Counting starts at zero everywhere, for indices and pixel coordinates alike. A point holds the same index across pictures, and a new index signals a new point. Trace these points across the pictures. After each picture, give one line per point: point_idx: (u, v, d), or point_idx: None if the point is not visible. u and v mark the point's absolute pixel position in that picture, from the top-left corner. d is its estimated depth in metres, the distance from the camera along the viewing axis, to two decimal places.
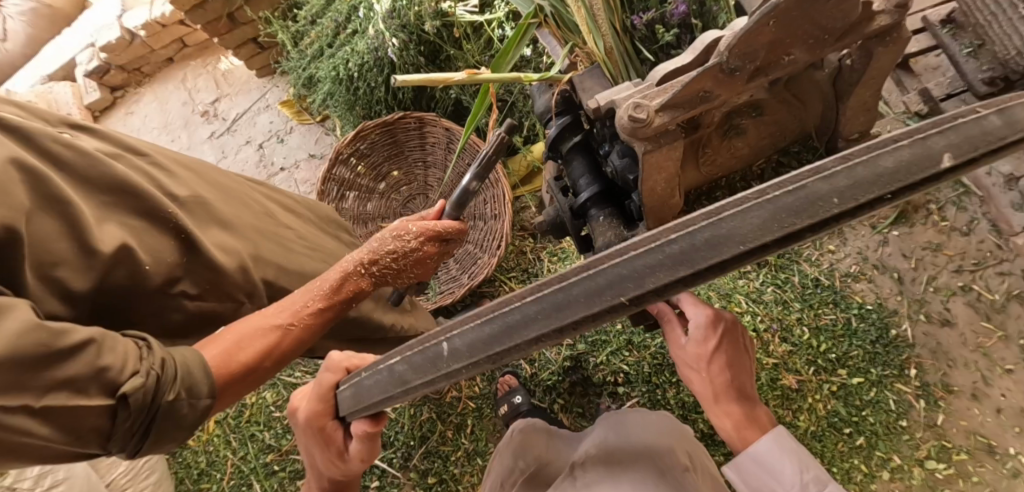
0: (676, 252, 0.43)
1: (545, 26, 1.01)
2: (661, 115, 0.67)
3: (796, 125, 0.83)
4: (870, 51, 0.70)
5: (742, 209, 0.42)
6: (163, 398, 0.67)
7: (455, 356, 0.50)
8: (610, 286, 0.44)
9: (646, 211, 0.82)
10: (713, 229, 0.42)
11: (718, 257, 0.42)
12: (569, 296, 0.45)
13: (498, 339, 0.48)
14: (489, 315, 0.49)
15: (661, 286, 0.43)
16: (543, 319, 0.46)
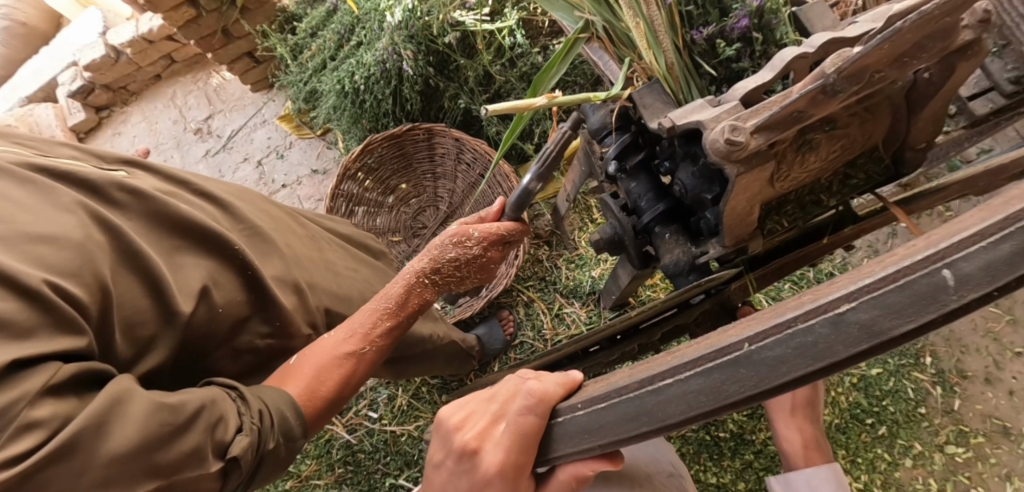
0: (856, 323, 0.34)
1: (594, 40, 1.00)
2: (756, 137, 0.66)
3: (868, 139, 0.82)
4: (951, 65, 0.70)
5: (934, 268, 0.33)
6: (264, 447, 0.73)
7: (600, 430, 0.44)
8: (776, 365, 0.36)
9: (723, 230, 0.81)
10: (906, 290, 0.33)
11: (911, 324, 0.33)
12: (726, 374, 0.37)
13: (644, 419, 0.41)
14: (632, 390, 0.42)
15: (842, 361, 0.35)
16: (698, 402, 0.38)
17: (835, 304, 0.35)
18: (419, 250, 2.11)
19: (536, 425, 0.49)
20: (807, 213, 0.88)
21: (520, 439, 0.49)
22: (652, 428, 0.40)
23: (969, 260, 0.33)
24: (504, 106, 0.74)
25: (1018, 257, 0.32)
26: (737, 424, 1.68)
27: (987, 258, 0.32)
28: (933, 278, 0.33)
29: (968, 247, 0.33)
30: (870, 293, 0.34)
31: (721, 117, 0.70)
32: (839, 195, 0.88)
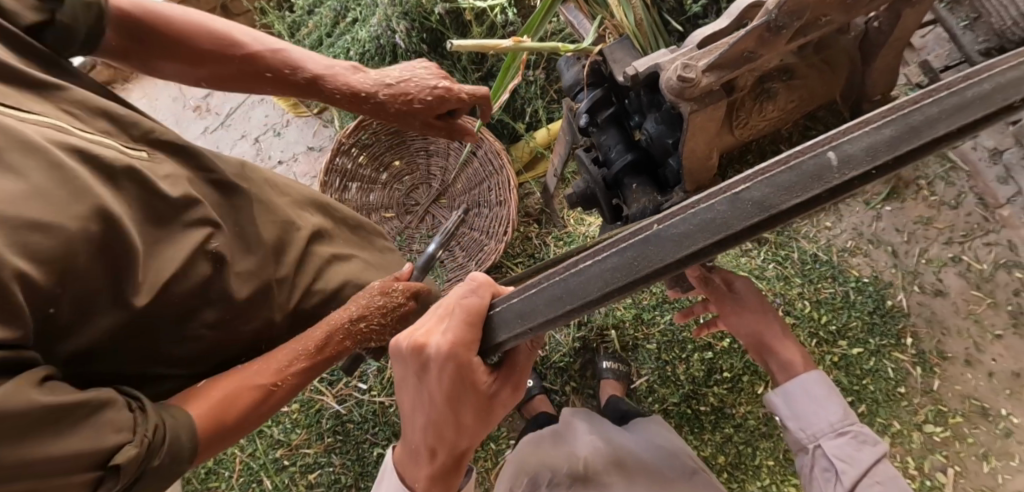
0: (750, 200, 0.41)
1: (570, 2, 1.05)
2: (708, 76, 0.70)
3: (827, 91, 0.85)
4: (897, 12, 0.73)
5: (823, 150, 0.40)
6: (150, 463, 0.60)
7: (530, 314, 0.49)
8: (680, 240, 0.42)
9: (684, 175, 0.85)
10: (792, 173, 0.40)
11: (799, 198, 0.40)
12: (643, 248, 0.43)
13: (570, 295, 0.46)
14: (560, 273, 0.47)
15: (740, 233, 0.41)
16: (618, 274, 0.44)
17: (735, 186, 0.41)
18: (410, 226, 2.16)
19: (479, 305, 0.53)
20: (768, 165, 0.91)
21: (466, 321, 0.52)
22: (573, 306, 0.45)
23: (852, 143, 0.40)
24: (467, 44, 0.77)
25: (894, 138, 0.40)
26: (718, 398, 1.71)
27: (867, 140, 0.40)
28: (818, 159, 0.40)
29: (853, 131, 0.41)
30: (765, 174, 0.41)
31: (676, 59, 0.73)
32: (800, 147, 0.91)
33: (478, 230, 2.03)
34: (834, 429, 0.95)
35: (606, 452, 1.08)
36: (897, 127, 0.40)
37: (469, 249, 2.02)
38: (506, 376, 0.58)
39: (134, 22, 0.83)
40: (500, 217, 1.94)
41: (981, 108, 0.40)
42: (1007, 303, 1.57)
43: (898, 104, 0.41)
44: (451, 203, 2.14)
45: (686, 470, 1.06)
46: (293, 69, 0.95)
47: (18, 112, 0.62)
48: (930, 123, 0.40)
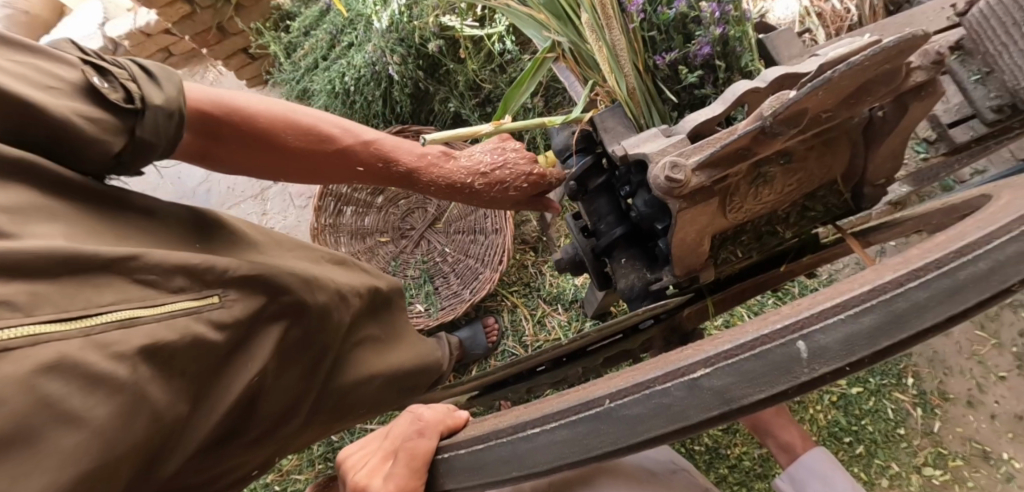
0: (709, 389, 0.37)
1: (561, 60, 1.02)
2: (698, 174, 0.66)
3: (826, 173, 0.81)
4: (904, 105, 0.69)
5: (791, 338, 0.36)
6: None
7: (479, 470, 0.45)
8: (633, 425, 0.38)
9: (672, 258, 0.81)
10: (755, 362, 0.36)
11: (763, 393, 0.36)
12: (591, 427, 0.40)
13: (515, 462, 0.43)
14: (508, 435, 0.44)
15: (697, 424, 0.37)
16: (564, 450, 0.40)
17: (693, 369, 0.37)
18: (405, 251, 2.13)
19: (421, 448, 0.50)
20: (763, 243, 0.88)
21: (410, 464, 0.50)
22: (521, 473, 0.42)
23: (826, 331, 0.36)
24: (444, 133, 0.80)
25: (875, 329, 0.36)
26: (713, 438, 1.65)
27: (844, 330, 0.36)
28: (787, 349, 0.36)
29: (832, 316, 0.36)
30: (728, 360, 0.37)
31: (667, 151, 0.69)
32: (798, 227, 0.88)
33: (474, 257, 2.00)
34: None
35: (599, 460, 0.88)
36: (879, 315, 0.36)
37: (464, 276, 1.99)
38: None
39: (209, 120, 0.78)
40: (496, 245, 1.91)
41: (971, 295, 0.37)
42: (1012, 344, 1.53)
43: (882, 284, 0.36)
44: (446, 229, 2.11)
45: (669, 467, 0.91)
46: (387, 162, 0.90)
47: (84, 320, 0.56)
48: (918, 310, 0.36)
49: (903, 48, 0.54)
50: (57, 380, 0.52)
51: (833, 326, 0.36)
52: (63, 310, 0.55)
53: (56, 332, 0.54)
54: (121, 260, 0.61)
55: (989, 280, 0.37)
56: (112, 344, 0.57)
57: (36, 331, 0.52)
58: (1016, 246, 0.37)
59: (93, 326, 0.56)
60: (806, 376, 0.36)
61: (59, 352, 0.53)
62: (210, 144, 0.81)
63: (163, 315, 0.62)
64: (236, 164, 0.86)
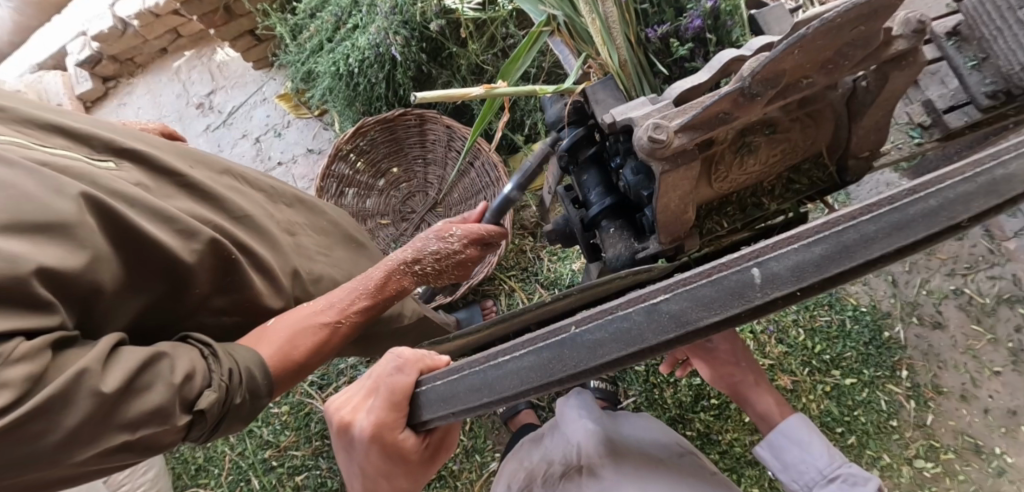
0: (667, 313, 0.40)
1: (556, 35, 1.05)
2: (680, 136, 0.67)
3: (811, 146, 0.83)
4: (886, 75, 0.70)
5: (746, 266, 0.39)
6: (231, 402, 0.72)
7: (452, 399, 0.47)
8: (594, 348, 0.41)
9: (660, 226, 0.83)
10: (711, 287, 0.39)
11: (717, 316, 0.39)
12: (557, 351, 0.41)
13: (484, 390, 0.44)
14: (477, 364, 0.45)
15: (655, 346, 0.40)
16: (532, 375, 0.42)
17: (653, 295, 0.40)
18: (406, 234, 2.15)
19: (401, 386, 0.51)
20: (748, 216, 0.89)
21: (391, 399, 0.51)
22: (492, 399, 0.43)
23: (779, 260, 0.39)
24: (435, 94, 0.82)
25: (824, 258, 0.39)
26: (704, 423, 1.63)
27: (796, 259, 0.39)
28: (742, 275, 0.39)
29: (784, 247, 0.39)
30: (685, 286, 0.40)
31: (651, 115, 0.71)
32: (784, 200, 0.89)
33: None
34: (824, 475, 1.02)
35: (596, 444, 0.94)
36: (829, 245, 0.39)
37: None
38: (439, 446, 0.58)
39: None
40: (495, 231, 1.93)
41: (919, 230, 0.39)
42: (1008, 339, 1.50)
43: (834, 218, 0.39)
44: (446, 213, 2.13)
45: (674, 452, 0.96)
46: None
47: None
48: (866, 242, 0.39)
49: (877, 8, 0.56)
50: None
51: (784, 254, 0.39)
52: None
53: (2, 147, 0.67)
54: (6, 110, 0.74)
55: (938, 217, 0.39)
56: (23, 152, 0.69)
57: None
58: (968, 186, 0.39)
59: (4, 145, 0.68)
60: (758, 301, 0.38)
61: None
62: None
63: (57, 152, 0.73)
64: None
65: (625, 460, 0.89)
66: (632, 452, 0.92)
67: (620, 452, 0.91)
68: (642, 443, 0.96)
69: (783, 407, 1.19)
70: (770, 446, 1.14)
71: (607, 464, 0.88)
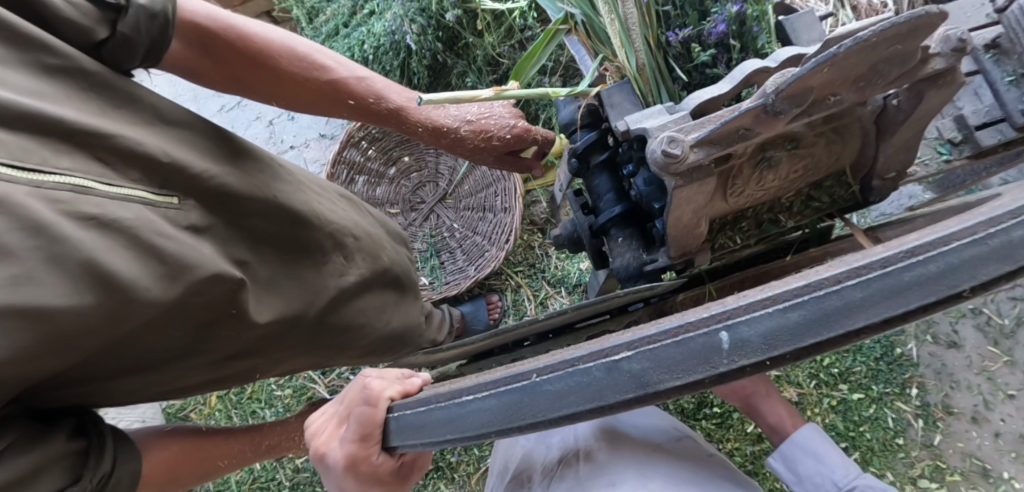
0: (629, 371, 0.38)
1: (573, 32, 1.04)
2: (696, 151, 0.64)
3: (834, 164, 0.79)
4: (919, 93, 0.66)
5: (715, 328, 0.37)
6: None
7: (420, 431, 0.46)
8: (555, 400, 0.39)
9: (669, 240, 0.81)
10: (678, 349, 0.37)
11: (680, 380, 0.37)
12: (520, 399, 0.40)
13: (451, 427, 0.43)
14: (445, 401, 0.45)
15: (631, 398, 0.38)
16: (494, 419, 0.41)
17: (616, 351, 0.38)
18: (414, 224, 2.14)
19: (372, 416, 0.51)
20: (763, 232, 0.87)
21: (359, 431, 0.51)
22: (454, 437, 0.43)
23: (751, 325, 0.36)
24: (443, 96, 0.79)
25: (801, 325, 0.36)
26: (706, 432, 1.60)
27: (769, 324, 0.36)
28: (710, 338, 0.37)
29: (758, 311, 0.37)
30: (649, 345, 0.38)
31: (666, 126, 0.68)
32: (802, 217, 0.86)
33: (481, 235, 2.01)
34: (840, 486, 0.99)
35: (594, 433, 0.89)
36: (808, 311, 0.36)
37: (471, 253, 2.01)
38: (416, 468, 0.57)
39: (203, 33, 0.79)
40: (504, 224, 1.92)
41: (944, 288, 0.36)
42: None
43: (820, 281, 0.37)
44: (456, 204, 2.12)
45: (670, 436, 0.93)
46: (378, 99, 0.93)
47: (37, 175, 0.56)
48: (852, 309, 0.36)
49: (917, 26, 0.52)
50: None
51: (758, 317, 0.36)
52: (16, 161, 0.55)
53: (8, 176, 0.53)
54: (90, 132, 0.61)
55: (972, 268, 0.36)
56: (62, 203, 0.57)
57: None
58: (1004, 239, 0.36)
59: (45, 184, 0.56)
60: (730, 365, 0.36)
61: (1, 192, 0.52)
62: (200, 61, 0.81)
63: (119, 194, 0.62)
64: (295, 99, 0.91)
65: (625, 448, 0.84)
66: (631, 437, 0.88)
67: (619, 439, 0.86)
68: (641, 430, 0.91)
69: (793, 420, 1.19)
70: (781, 457, 1.12)
71: (607, 453, 0.83)
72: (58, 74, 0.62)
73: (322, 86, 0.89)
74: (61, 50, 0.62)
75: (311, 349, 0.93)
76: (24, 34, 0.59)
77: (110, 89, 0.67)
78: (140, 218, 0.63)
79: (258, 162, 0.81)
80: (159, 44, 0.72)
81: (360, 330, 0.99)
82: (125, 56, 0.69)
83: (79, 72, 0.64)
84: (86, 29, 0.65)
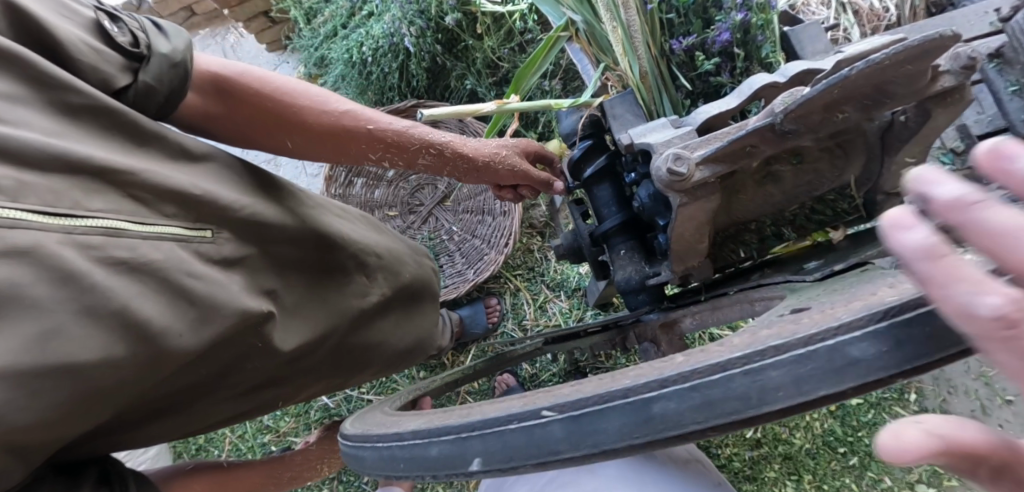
0: (658, 413, 0.40)
1: (574, 40, 1.03)
2: (702, 169, 0.64)
3: (838, 178, 0.78)
4: (927, 111, 0.66)
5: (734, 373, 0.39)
6: None
7: (457, 456, 0.49)
8: (591, 435, 0.42)
9: (672, 254, 0.80)
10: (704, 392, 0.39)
11: (700, 423, 0.39)
12: (561, 433, 0.43)
13: (491, 454, 0.46)
14: (482, 428, 0.47)
15: None
16: (535, 450, 0.44)
17: (646, 390, 0.41)
18: (413, 227, 2.13)
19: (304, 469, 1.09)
20: (766, 246, 0.86)
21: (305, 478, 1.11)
22: (498, 464, 0.46)
23: (777, 369, 0.38)
24: (444, 110, 0.78)
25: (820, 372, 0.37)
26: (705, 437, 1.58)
27: (793, 371, 0.38)
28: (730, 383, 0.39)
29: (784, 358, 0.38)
30: (677, 384, 0.40)
31: (672, 142, 0.67)
32: (806, 229, 0.85)
33: (480, 238, 2.01)
34: None
35: None
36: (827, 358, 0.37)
37: (469, 256, 2.01)
38: None
39: (220, 85, 0.83)
40: (503, 228, 1.91)
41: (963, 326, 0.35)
42: None
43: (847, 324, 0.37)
44: (455, 207, 2.11)
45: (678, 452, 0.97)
46: (391, 122, 0.91)
47: (68, 219, 0.60)
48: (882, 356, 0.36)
49: (929, 49, 0.51)
50: (18, 267, 0.56)
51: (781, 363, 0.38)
52: (48, 206, 0.59)
53: (38, 222, 0.58)
54: (116, 172, 0.65)
55: None
56: (93, 249, 0.61)
57: (18, 214, 0.56)
58: None
59: (74, 228, 0.60)
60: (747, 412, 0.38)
61: (34, 241, 0.57)
62: (219, 112, 0.85)
63: (150, 232, 0.66)
64: (309, 147, 0.90)
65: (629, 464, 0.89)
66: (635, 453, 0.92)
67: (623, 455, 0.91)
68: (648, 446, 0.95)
69: None
70: None
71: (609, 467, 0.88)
72: (85, 117, 0.66)
73: (335, 121, 0.88)
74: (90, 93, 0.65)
75: (333, 373, 0.96)
76: (52, 77, 0.62)
77: (135, 131, 0.70)
78: (169, 257, 0.66)
79: (278, 196, 0.84)
80: (177, 95, 0.76)
81: (381, 346, 1.02)
82: (143, 102, 0.74)
83: (106, 113, 0.67)
84: (109, 76, 0.69)
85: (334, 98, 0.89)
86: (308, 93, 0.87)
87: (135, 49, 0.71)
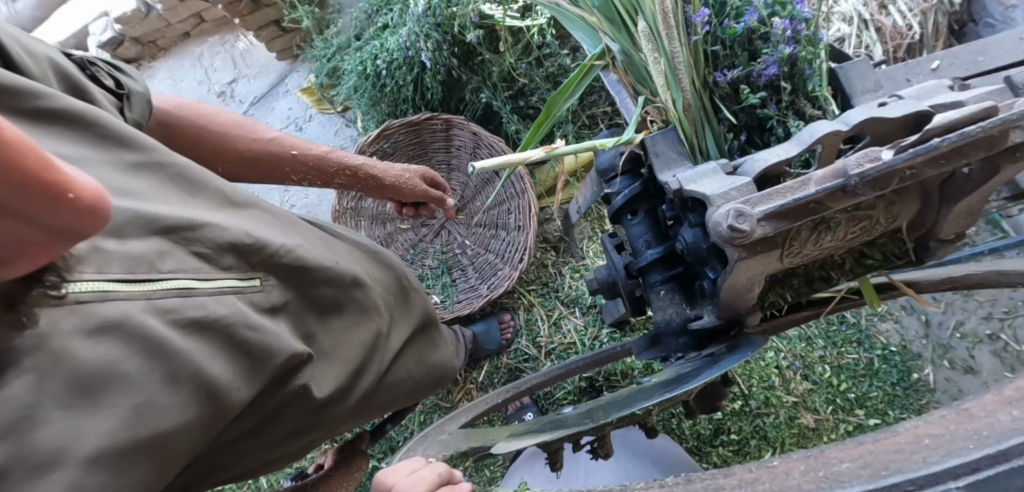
0: None
1: (611, 68, 0.99)
2: (763, 224, 0.61)
3: (891, 223, 0.76)
4: (996, 166, 0.64)
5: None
6: None
7: None
8: None
9: (720, 301, 0.77)
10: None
11: None
12: None
13: None
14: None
15: None
16: None
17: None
18: (425, 240, 2.11)
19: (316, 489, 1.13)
20: (814, 289, 0.84)
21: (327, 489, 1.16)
22: None
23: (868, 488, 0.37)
24: (494, 162, 0.76)
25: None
26: (722, 458, 1.53)
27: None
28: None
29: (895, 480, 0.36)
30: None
31: (730, 194, 0.64)
32: (853, 273, 0.84)
33: (494, 252, 1.98)
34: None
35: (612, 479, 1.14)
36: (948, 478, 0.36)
37: (483, 271, 1.98)
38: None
39: (163, 118, 0.90)
40: (517, 243, 1.88)
41: None
42: None
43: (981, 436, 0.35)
44: (468, 221, 2.08)
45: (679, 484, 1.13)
46: (318, 149, 1.04)
47: (145, 284, 0.62)
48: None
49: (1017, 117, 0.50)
50: (108, 343, 0.58)
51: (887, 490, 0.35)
52: (128, 273, 0.61)
53: (122, 290, 0.60)
54: (186, 229, 0.67)
55: None
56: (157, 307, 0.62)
57: (103, 286, 0.58)
58: None
59: (154, 292, 0.62)
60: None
61: (121, 312, 0.59)
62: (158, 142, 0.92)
63: (215, 289, 0.67)
64: (243, 169, 1.01)
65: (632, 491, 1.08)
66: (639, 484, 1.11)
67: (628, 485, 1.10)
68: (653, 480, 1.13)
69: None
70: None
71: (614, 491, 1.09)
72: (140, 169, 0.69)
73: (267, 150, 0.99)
74: (144, 146, 0.70)
75: (361, 412, 0.97)
76: (107, 132, 0.67)
77: (188, 180, 0.73)
78: (226, 314, 0.67)
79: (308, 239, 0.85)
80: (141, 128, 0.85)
81: (403, 384, 1.04)
82: None
83: (158, 164, 0.71)
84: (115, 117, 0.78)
85: (261, 128, 1.00)
86: (238, 121, 0.97)
87: (116, 88, 0.80)
